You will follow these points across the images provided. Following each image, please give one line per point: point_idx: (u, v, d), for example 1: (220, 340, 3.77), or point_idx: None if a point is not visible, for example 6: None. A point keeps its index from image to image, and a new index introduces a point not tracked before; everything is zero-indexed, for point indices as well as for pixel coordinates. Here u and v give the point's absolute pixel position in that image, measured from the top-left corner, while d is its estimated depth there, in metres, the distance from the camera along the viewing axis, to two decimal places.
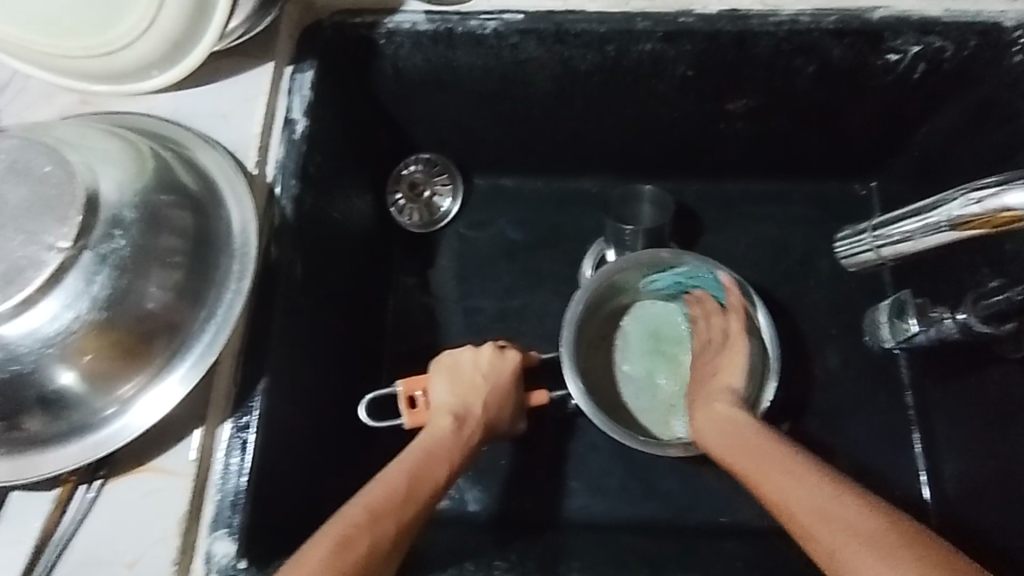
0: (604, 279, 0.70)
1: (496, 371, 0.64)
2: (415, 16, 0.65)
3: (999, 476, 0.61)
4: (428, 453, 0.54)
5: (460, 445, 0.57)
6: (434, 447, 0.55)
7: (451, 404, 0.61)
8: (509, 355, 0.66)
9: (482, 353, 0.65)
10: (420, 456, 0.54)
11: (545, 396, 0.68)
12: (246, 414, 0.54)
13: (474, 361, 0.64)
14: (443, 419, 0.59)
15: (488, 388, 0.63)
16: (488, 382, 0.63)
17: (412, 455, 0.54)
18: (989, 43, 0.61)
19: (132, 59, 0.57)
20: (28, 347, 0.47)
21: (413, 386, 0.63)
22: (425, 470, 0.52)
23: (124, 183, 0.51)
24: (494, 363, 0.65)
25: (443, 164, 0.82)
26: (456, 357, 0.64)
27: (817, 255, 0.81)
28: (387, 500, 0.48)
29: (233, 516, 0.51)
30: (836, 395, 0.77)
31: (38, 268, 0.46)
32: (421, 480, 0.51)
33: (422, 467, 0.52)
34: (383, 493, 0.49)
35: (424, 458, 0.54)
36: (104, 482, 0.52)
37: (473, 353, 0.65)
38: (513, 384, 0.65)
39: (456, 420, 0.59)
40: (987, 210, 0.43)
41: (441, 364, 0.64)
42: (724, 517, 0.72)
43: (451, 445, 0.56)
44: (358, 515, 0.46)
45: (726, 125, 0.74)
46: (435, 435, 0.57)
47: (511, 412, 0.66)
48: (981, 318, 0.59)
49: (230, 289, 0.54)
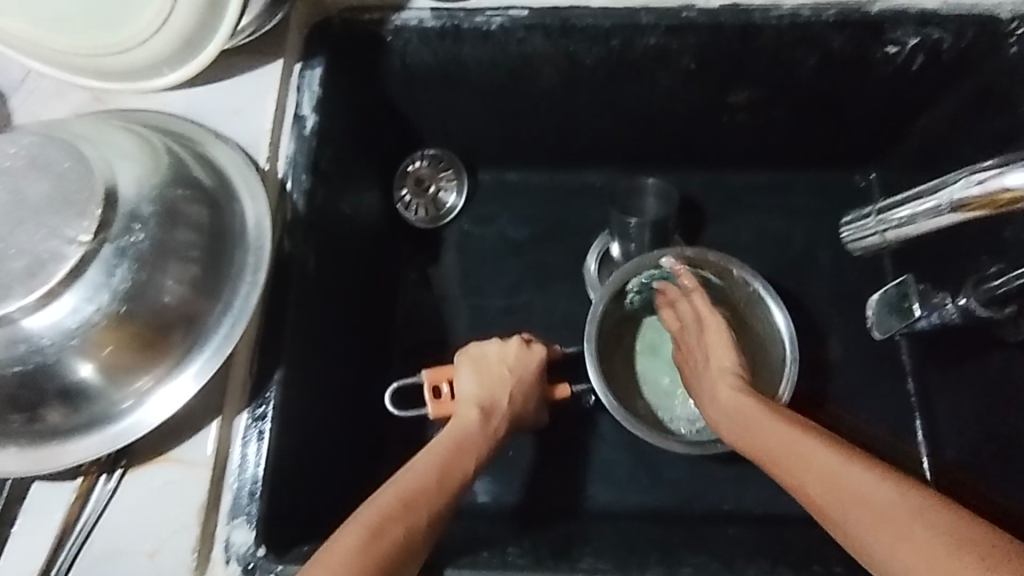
0: (628, 274, 0.70)
1: (522, 364, 0.65)
2: (422, 13, 0.66)
3: (1001, 458, 0.62)
4: (456, 444, 0.55)
5: (485, 437, 0.58)
6: (462, 438, 0.56)
7: (478, 396, 0.61)
8: (536, 351, 0.66)
9: (508, 348, 0.65)
10: (448, 447, 0.54)
11: (568, 390, 0.69)
12: (262, 405, 0.55)
13: (500, 355, 0.65)
14: (469, 412, 0.59)
15: (513, 380, 0.64)
16: (513, 375, 0.64)
17: (440, 446, 0.55)
18: (986, 34, 0.62)
19: (145, 56, 0.58)
20: (49, 339, 0.48)
21: (438, 376, 0.64)
22: (453, 462, 0.53)
23: (141, 178, 0.52)
24: (520, 357, 0.65)
25: (449, 159, 0.83)
26: (483, 350, 0.65)
27: (819, 246, 0.82)
28: (417, 490, 0.49)
29: (251, 504, 0.52)
30: (839, 383, 0.78)
31: (59, 261, 0.47)
32: (450, 469, 0.52)
33: (450, 459, 0.53)
34: (413, 484, 0.49)
35: (452, 450, 0.54)
36: (124, 473, 0.52)
37: (499, 346, 0.65)
38: (538, 378, 0.66)
39: (483, 414, 0.60)
40: (987, 192, 0.44)
41: (466, 356, 0.65)
42: (731, 504, 0.73)
43: (478, 437, 0.57)
44: (388, 507, 0.47)
45: (729, 118, 0.75)
46: (462, 425, 0.58)
47: (531, 405, 0.66)
48: (982, 303, 0.61)
49: (245, 282, 0.55)
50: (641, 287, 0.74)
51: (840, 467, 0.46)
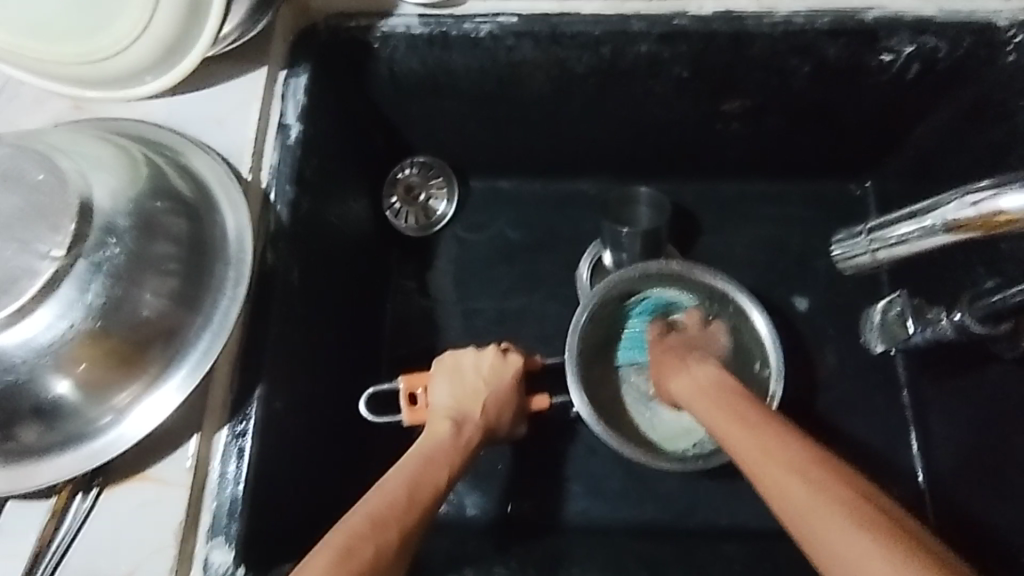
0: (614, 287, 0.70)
1: (498, 375, 0.64)
2: (409, 20, 0.65)
3: (995, 474, 0.61)
4: (428, 458, 0.54)
5: (458, 449, 0.56)
6: (433, 452, 0.55)
7: (451, 408, 0.60)
8: (513, 360, 0.65)
9: (484, 359, 0.64)
10: (419, 461, 0.53)
11: (548, 401, 0.67)
12: (242, 421, 0.54)
13: (475, 365, 0.64)
14: (442, 424, 0.58)
15: (489, 392, 0.63)
16: (489, 387, 0.63)
17: (412, 461, 0.53)
18: (984, 42, 0.61)
19: (124, 65, 0.56)
20: (22, 357, 0.47)
21: (414, 383, 0.63)
22: (424, 476, 0.52)
23: (117, 191, 0.51)
24: (497, 368, 0.64)
25: (439, 167, 0.82)
26: (459, 360, 0.64)
27: (813, 255, 0.81)
28: (388, 508, 0.48)
29: (230, 524, 0.51)
30: (833, 395, 0.77)
31: (32, 277, 0.46)
32: (421, 484, 0.51)
33: (421, 474, 0.52)
34: (385, 501, 0.48)
35: (423, 463, 0.53)
36: (100, 491, 0.51)
37: (475, 356, 0.65)
38: (516, 388, 0.65)
39: (455, 425, 0.58)
40: (982, 214, 0.43)
41: (442, 365, 0.64)
42: (723, 518, 0.72)
43: (450, 449, 0.56)
44: (360, 525, 0.45)
45: (721, 127, 0.74)
46: (435, 440, 0.56)
47: (515, 417, 0.65)
48: (977, 319, 0.59)
49: (225, 295, 0.54)
50: (633, 301, 0.73)
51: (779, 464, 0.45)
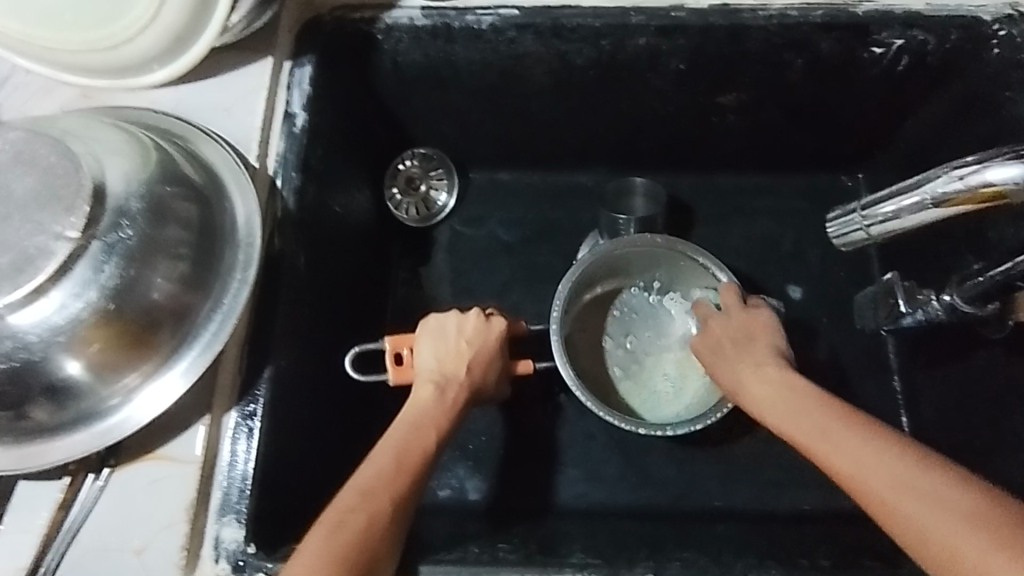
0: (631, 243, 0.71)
1: (481, 337, 0.64)
2: (412, 12, 0.66)
3: (985, 454, 0.63)
4: (414, 423, 0.55)
5: (446, 410, 0.57)
6: (420, 416, 0.56)
7: (434, 370, 0.61)
8: (496, 323, 0.65)
9: (467, 321, 0.64)
10: (407, 428, 0.54)
11: (531, 364, 0.68)
12: (251, 403, 0.55)
13: (458, 327, 0.64)
14: (426, 388, 0.59)
15: (472, 353, 0.63)
16: (472, 348, 0.63)
17: (399, 428, 0.54)
18: (970, 36, 0.63)
19: (133, 53, 0.57)
20: (37, 335, 0.48)
21: (400, 343, 0.63)
22: (412, 440, 0.53)
23: (129, 174, 0.51)
24: (480, 331, 0.64)
25: (439, 159, 0.83)
26: (441, 323, 0.64)
27: (807, 245, 0.83)
28: (376, 478, 0.49)
29: (241, 501, 0.52)
30: (826, 382, 0.78)
31: (46, 257, 0.47)
32: (408, 449, 0.52)
33: (409, 438, 0.53)
34: (372, 471, 0.49)
35: (411, 429, 0.54)
36: (112, 471, 0.52)
37: (457, 318, 0.64)
38: (499, 351, 0.65)
39: (439, 388, 0.59)
40: (970, 187, 0.45)
41: (425, 326, 0.63)
42: (720, 501, 0.74)
43: (436, 410, 0.57)
44: (349, 499, 0.47)
45: (718, 118, 0.75)
46: (420, 404, 0.57)
47: (496, 377, 0.66)
48: (966, 299, 0.60)
49: (235, 279, 0.55)
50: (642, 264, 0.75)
51: (882, 465, 0.44)
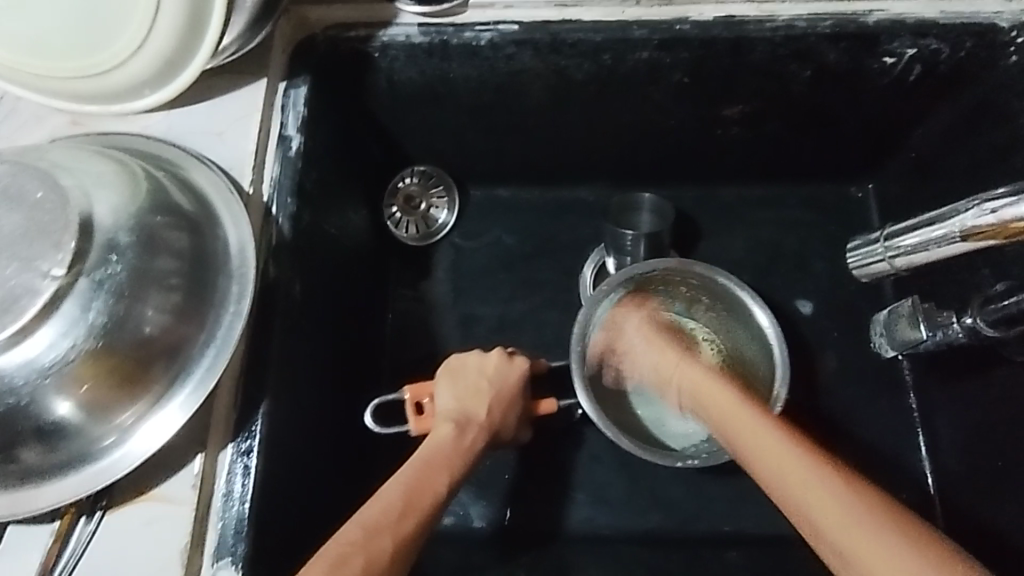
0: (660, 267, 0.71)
1: (501, 375, 0.64)
2: (408, 29, 0.64)
3: (1004, 478, 0.61)
4: (427, 463, 0.53)
5: (460, 454, 0.56)
6: (433, 456, 0.54)
7: (454, 412, 0.60)
8: (518, 361, 0.65)
9: (489, 361, 0.64)
10: (418, 468, 0.53)
11: (554, 406, 0.67)
12: (248, 438, 0.53)
13: (480, 368, 0.64)
14: (443, 429, 0.58)
15: (492, 394, 0.63)
16: (492, 388, 0.63)
17: (411, 467, 0.53)
18: (985, 44, 0.61)
19: (123, 78, 0.56)
20: (24, 377, 0.46)
21: (419, 392, 0.63)
22: (422, 483, 0.51)
23: (118, 207, 0.50)
24: (501, 369, 0.64)
25: (439, 176, 0.81)
26: (463, 364, 0.64)
27: (816, 258, 0.81)
28: (382, 517, 0.47)
29: (236, 543, 0.50)
30: (840, 399, 0.76)
31: (32, 297, 0.45)
32: (417, 491, 0.50)
33: (421, 479, 0.51)
34: (379, 509, 0.48)
35: (423, 469, 0.53)
36: (105, 513, 0.50)
37: (479, 358, 0.64)
38: (520, 390, 0.65)
39: (457, 429, 0.58)
40: (1001, 221, 0.43)
41: (447, 370, 0.64)
42: (731, 526, 0.72)
43: (451, 452, 0.56)
44: (353, 533, 0.45)
45: (724, 131, 0.73)
46: (436, 444, 0.56)
47: (517, 421, 0.65)
48: (989, 323, 0.59)
49: (229, 311, 0.53)
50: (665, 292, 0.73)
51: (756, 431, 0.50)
